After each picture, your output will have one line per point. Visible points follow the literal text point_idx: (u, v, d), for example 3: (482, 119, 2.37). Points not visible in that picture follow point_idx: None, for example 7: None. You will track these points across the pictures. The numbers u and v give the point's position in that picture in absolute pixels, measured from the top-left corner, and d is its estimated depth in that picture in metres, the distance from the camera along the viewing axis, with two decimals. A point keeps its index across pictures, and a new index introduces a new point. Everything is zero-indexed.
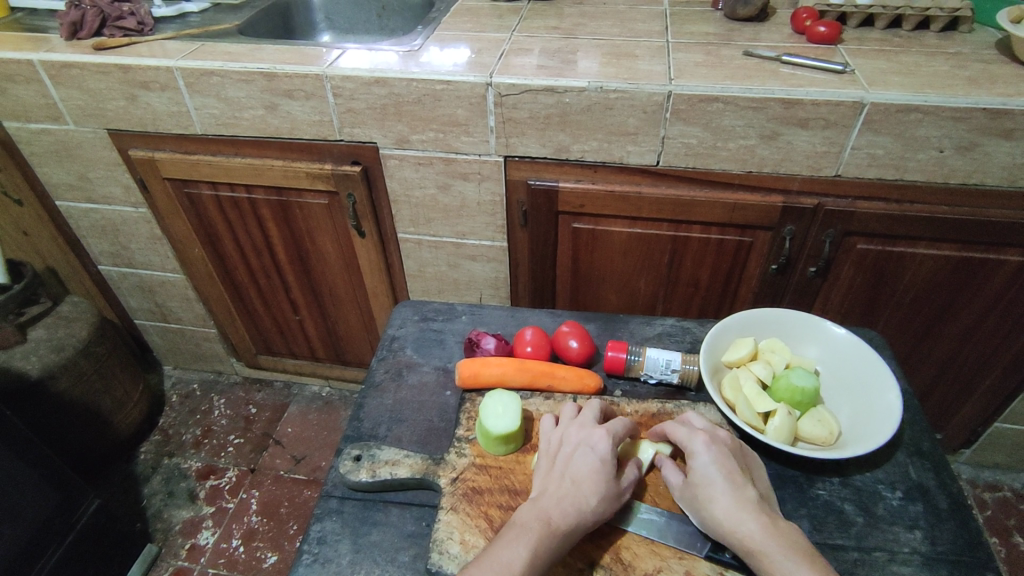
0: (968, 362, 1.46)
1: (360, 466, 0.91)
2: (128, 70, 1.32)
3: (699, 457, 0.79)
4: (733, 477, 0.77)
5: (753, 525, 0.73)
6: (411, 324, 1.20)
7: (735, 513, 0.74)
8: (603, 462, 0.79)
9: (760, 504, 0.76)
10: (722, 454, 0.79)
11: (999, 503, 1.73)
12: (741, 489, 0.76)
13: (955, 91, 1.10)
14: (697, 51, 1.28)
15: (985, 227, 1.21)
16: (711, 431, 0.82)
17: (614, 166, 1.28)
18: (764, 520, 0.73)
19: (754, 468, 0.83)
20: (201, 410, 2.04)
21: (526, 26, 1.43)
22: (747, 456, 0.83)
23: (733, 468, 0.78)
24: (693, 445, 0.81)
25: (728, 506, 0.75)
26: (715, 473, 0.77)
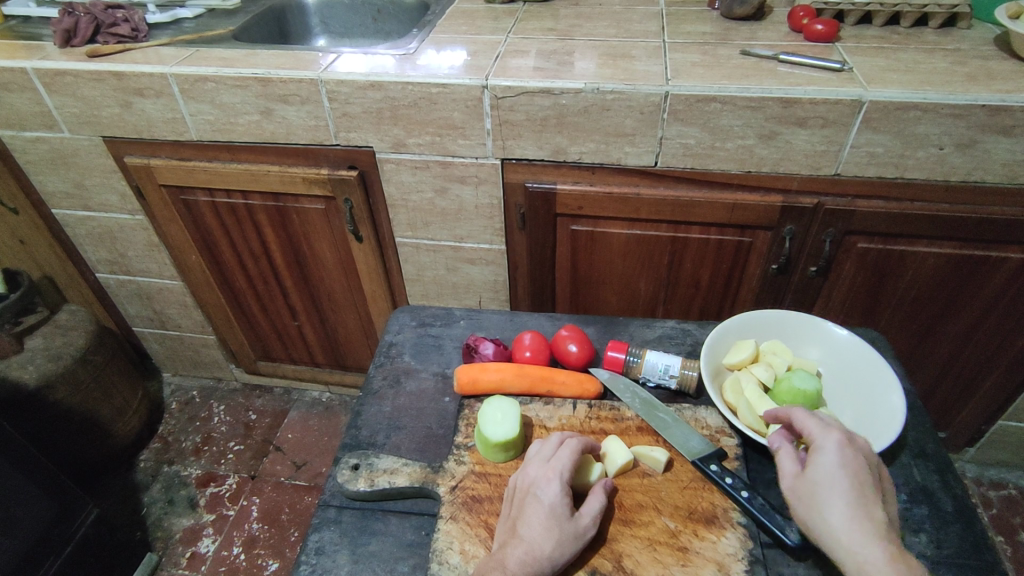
0: (993, 377, 1.15)
1: (358, 474, 0.62)
2: (50, 65, 1.04)
3: (823, 455, 0.55)
4: (868, 496, 0.53)
5: (874, 546, 0.49)
6: (408, 331, 0.81)
7: (854, 527, 0.51)
8: (555, 507, 0.55)
9: (895, 538, 0.51)
10: (859, 465, 0.55)
11: (1010, 504, 1.34)
12: (871, 509, 0.52)
13: (953, 87, 0.85)
14: (692, 51, 1.00)
15: (984, 226, 0.94)
16: (845, 429, 0.58)
17: (612, 168, 1.00)
18: (894, 551, 0.49)
19: (889, 496, 0.56)
20: (203, 416, 1.58)
21: (521, 28, 1.13)
22: (883, 478, 0.56)
23: (868, 487, 0.53)
24: (822, 441, 0.56)
25: (846, 518, 0.51)
26: (843, 479, 0.53)
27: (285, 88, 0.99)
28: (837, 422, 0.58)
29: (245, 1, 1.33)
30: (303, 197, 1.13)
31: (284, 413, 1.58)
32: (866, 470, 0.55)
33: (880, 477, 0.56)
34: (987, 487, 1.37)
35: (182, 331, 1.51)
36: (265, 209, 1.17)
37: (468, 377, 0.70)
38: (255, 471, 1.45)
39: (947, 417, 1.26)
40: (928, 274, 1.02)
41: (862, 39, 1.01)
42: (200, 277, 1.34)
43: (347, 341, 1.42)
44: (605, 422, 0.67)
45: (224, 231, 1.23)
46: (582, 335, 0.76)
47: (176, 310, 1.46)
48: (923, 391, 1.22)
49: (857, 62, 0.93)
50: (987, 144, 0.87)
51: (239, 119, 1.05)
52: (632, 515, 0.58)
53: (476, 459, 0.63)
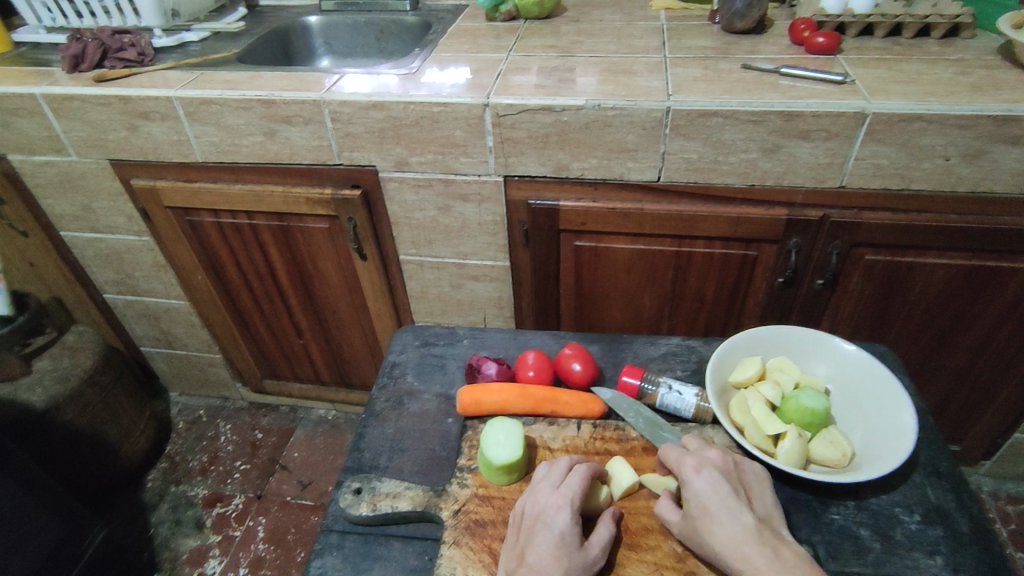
0: (1010, 387, 1.12)
1: (360, 499, 0.61)
2: None
3: (688, 482, 0.55)
4: (733, 500, 0.54)
5: (759, 562, 0.50)
6: (410, 351, 0.80)
7: (735, 544, 0.51)
8: (565, 536, 0.52)
9: (767, 535, 0.52)
10: (720, 476, 0.55)
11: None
12: (742, 515, 0.53)
13: (851, 65, 0.97)
14: (573, 39, 1.16)
15: (994, 235, 0.92)
16: (700, 449, 0.58)
17: (559, 180, 1.01)
18: (774, 555, 0.50)
19: (762, 495, 0.56)
20: (210, 435, 1.58)
21: (411, 39, 1.38)
22: (748, 478, 0.57)
23: (734, 495, 0.54)
24: (684, 472, 0.56)
25: (727, 538, 0.51)
26: (710, 498, 0.54)
27: (288, 110, 1.00)
28: (692, 446, 0.59)
29: (250, 23, 1.35)
30: (307, 216, 1.14)
31: (289, 432, 1.58)
32: (727, 481, 0.56)
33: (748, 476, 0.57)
34: (1005, 502, 1.31)
35: (188, 350, 1.52)
36: (270, 229, 1.17)
37: (470, 398, 0.69)
38: (261, 490, 1.44)
39: (963, 429, 1.23)
40: (937, 285, 1.00)
41: (864, 50, 1.01)
42: (206, 296, 1.35)
43: (353, 359, 1.42)
44: (609, 443, 0.64)
45: (230, 251, 1.24)
46: (586, 354, 0.74)
47: (182, 330, 1.46)
48: (934, 404, 1.20)
49: (860, 75, 0.93)
50: (994, 153, 0.86)
51: (243, 140, 1.06)
52: (639, 539, 0.56)
53: (479, 482, 0.61)
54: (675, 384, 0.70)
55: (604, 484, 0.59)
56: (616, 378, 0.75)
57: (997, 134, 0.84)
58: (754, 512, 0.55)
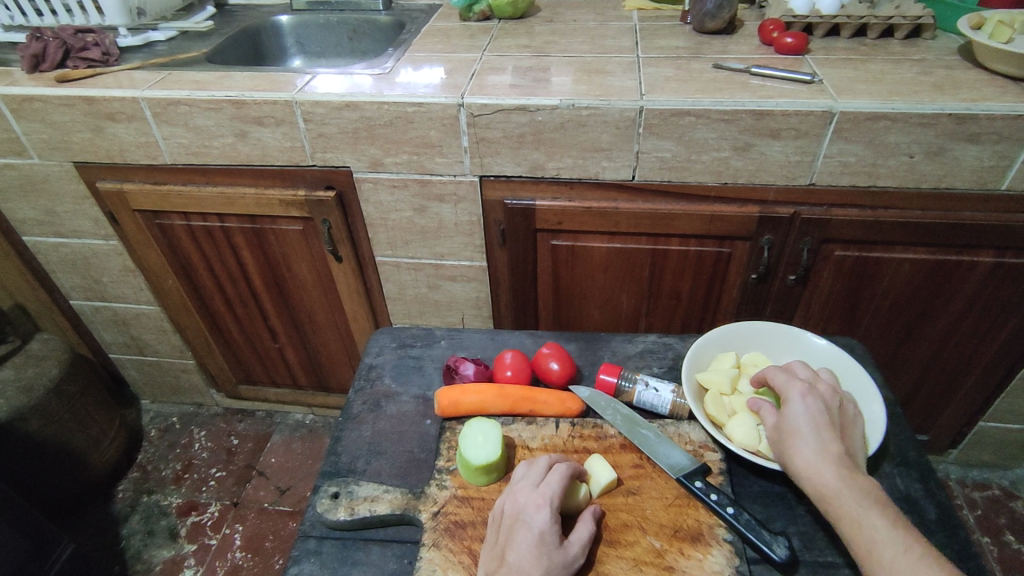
0: (974, 378, 1.16)
1: (338, 503, 0.60)
2: None
3: (788, 406, 0.60)
4: (828, 426, 0.58)
5: (832, 474, 0.54)
6: (388, 353, 0.79)
7: (814, 462, 0.56)
8: (545, 535, 0.53)
9: (849, 459, 0.56)
10: (819, 403, 0.60)
11: (990, 503, 1.33)
12: (830, 438, 0.57)
13: (819, 64, 0.99)
14: (547, 38, 1.16)
15: (957, 230, 0.95)
16: (810, 380, 0.62)
17: (534, 180, 1.01)
18: (849, 475, 0.54)
19: (852, 429, 0.60)
20: (183, 443, 1.55)
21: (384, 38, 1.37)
22: (847, 415, 0.61)
23: (830, 422, 0.58)
24: (788, 396, 0.61)
25: (809, 455, 0.56)
26: (805, 422, 0.58)
27: (259, 110, 0.99)
28: (803, 375, 0.63)
29: (219, 22, 1.33)
30: (281, 218, 1.12)
31: (266, 437, 1.55)
32: (829, 410, 0.60)
33: (845, 411, 0.61)
34: (972, 488, 1.35)
35: (160, 356, 1.48)
36: (242, 231, 1.15)
37: (448, 399, 0.68)
38: (237, 498, 1.42)
39: (930, 419, 1.27)
40: (904, 279, 1.03)
41: (831, 51, 1.03)
42: (177, 301, 1.32)
43: (330, 362, 1.40)
44: (588, 441, 0.65)
45: (201, 255, 1.21)
46: (564, 352, 0.75)
47: (153, 336, 1.43)
48: (903, 395, 1.23)
49: (827, 74, 0.95)
50: (956, 151, 0.88)
51: (213, 142, 1.04)
52: (617, 535, 0.57)
53: (458, 483, 0.61)
54: (651, 381, 0.71)
55: (584, 482, 0.59)
56: (593, 376, 0.76)
57: (958, 133, 0.87)
58: (847, 442, 0.59)
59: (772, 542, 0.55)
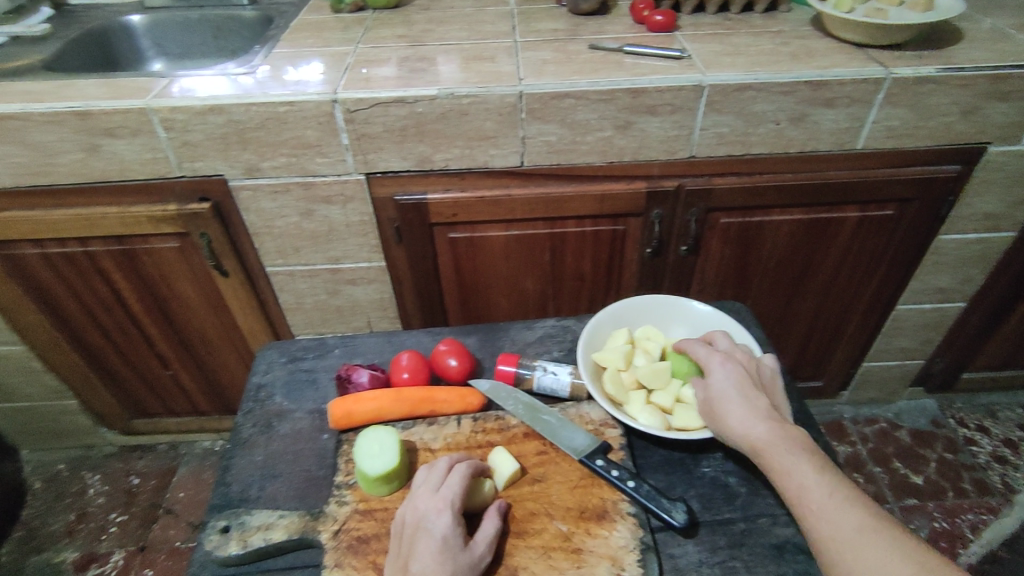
0: (853, 324, 1.25)
1: (229, 537, 0.56)
2: None
3: (713, 376, 0.63)
4: (750, 388, 0.61)
5: (760, 431, 0.57)
6: (278, 369, 0.75)
7: (745, 421, 0.58)
8: (448, 539, 0.51)
9: (774, 415, 0.59)
10: (740, 369, 0.63)
11: (880, 435, 1.45)
12: (753, 398, 0.60)
13: (690, 40, 1.02)
14: (425, 27, 1.13)
15: (824, 189, 1.02)
16: (729, 349, 0.66)
17: (423, 173, 0.98)
18: (778, 427, 0.57)
19: (775, 388, 0.63)
20: (75, 490, 1.41)
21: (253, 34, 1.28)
22: (768, 373, 0.64)
23: (752, 385, 0.61)
24: (710, 365, 0.64)
25: (738, 416, 0.59)
26: (730, 387, 0.61)
27: (110, 121, 0.90)
28: (723, 346, 0.66)
29: (59, 25, 1.20)
30: (152, 236, 1.03)
31: (171, 471, 1.45)
32: (750, 373, 0.63)
33: (766, 373, 0.64)
34: (863, 424, 1.47)
35: (34, 400, 1.34)
36: (110, 254, 1.05)
37: (342, 411, 0.65)
38: (144, 541, 1.31)
39: (821, 365, 1.36)
40: (784, 239, 1.09)
41: (699, 27, 1.07)
42: (45, 337, 1.19)
43: (231, 383, 1.32)
44: (491, 434, 0.64)
45: (65, 283, 1.10)
46: (461, 347, 0.73)
47: (23, 379, 1.29)
48: (795, 347, 1.31)
49: (696, 49, 0.98)
50: (815, 116, 0.94)
51: (61, 159, 0.94)
52: (524, 525, 0.56)
53: (359, 496, 0.58)
54: (550, 365, 0.71)
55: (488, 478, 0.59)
56: (494, 367, 0.75)
57: (815, 98, 0.92)
58: (773, 400, 0.62)
59: (671, 508, 0.56)
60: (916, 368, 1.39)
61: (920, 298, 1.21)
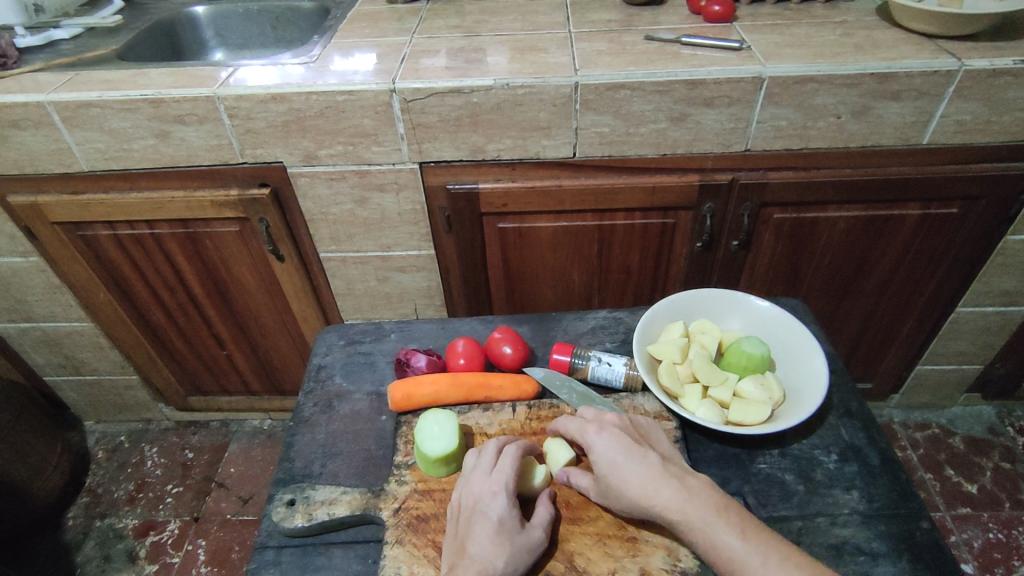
0: (909, 325, 1.21)
1: (294, 510, 0.59)
2: None
3: (592, 446, 0.57)
4: (627, 452, 0.56)
5: (670, 497, 0.53)
6: (337, 352, 0.77)
7: (647, 488, 0.53)
8: (503, 521, 0.53)
9: (680, 474, 0.55)
10: (607, 433, 0.58)
11: (932, 441, 1.40)
12: (643, 461, 0.55)
13: (750, 30, 1.00)
14: (478, 17, 1.14)
15: (886, 185, 0.99)
16: (596, 414, 0.60)
17: (475, 163, 0.99)
18: (683, 486, 0.53)
19: (663, 438, 0.60)
20: (134, 462, 1.48)
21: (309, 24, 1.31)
22: (641, 427, 0.60)
23: (625, 447, 0.56)
24: (584, 438, 0.58)
25: (639, 484, 0.54)
26: (616, 455, 0.56)
27: (180, 108, 0.93)
28: (589, 413, 0.61)
29: (128, 16, 1.24)
30: (214, 220, 1.07)
31: (223, 447, 1.50)
32: (620, 434, 0.58)
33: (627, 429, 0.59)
34: (913, 429, 1.42)
35: (99, 374, 1.41)
36: (174, 237, 1.10)
37: (401, 393, 0.67)
38: (198, 512, 1.37)
39: (872, 367, 1.32)
40: (840, 236, 1.07)
41: (758, 17, 1.04)
42: (113, 316, 1.25)
43: (282, 364, 1.36)
44: (546, 422, 0.65)
45: (134, 265, 1.15)
46: (516, 335, 0.74)
47: (90, 353, 1.36)
48: (847, 348, 1.28)
49: (755, 41, 0.96)
50: (879, 109, 0.91)
51: (133, 145, 0.98)
52: (579, 512, 0.57)
53: (418, 477, 0.60)
54: (605, 356, 0.71)
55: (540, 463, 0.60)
56: (547, 357, 0.76)
57: (880, 91, 0.90)
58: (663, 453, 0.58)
59: None
60: (974, 373, 1.34)
61: (984, 300, 1.17)
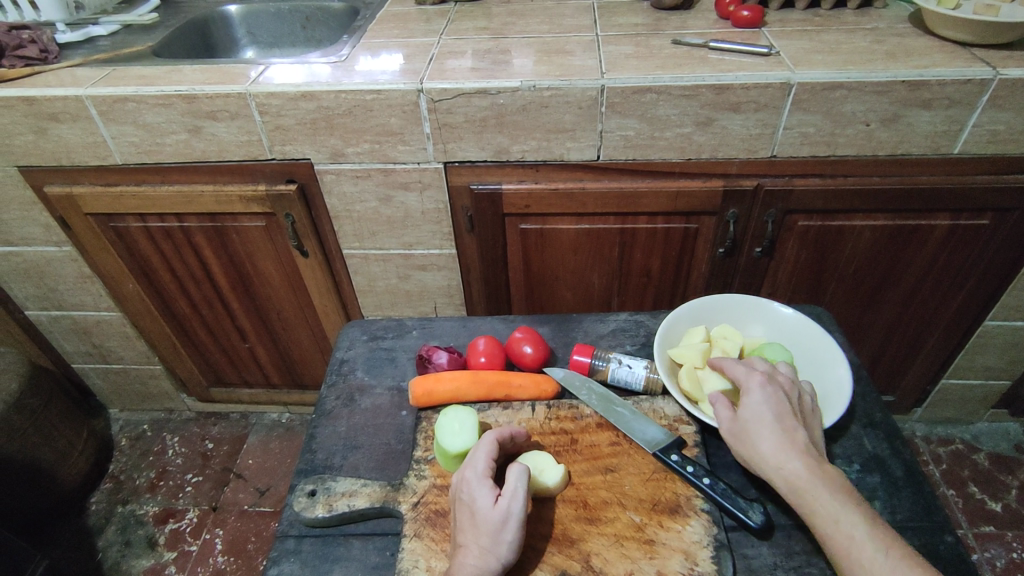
0: (935, 337, 1.19)
1: (316, 501, 0.59)
2: None
3: (749, 395, 0.59)
4: (782, 415, 0.57)
5: (800, 470, 0.54)
6: (360, 346, 0.78)
7: (779, 455, 0.55)
8: (480, 501, 0.54)
9: (815, 454, 0.55)
10: (772, 390, 0.59)
11: (955, 457, 1.38)
12: (790, 429, 0.56)
13: (779, 36, 0.99)
14: (505, 19, 1.14)
15: (915, 195, 0.97)
16: (768, 368, 0.62)
17: (499, 164, 1.00)
18: (817, 465, 0.54)
19: (815, 417, 0.60)
20: (156, 450, 1.51)
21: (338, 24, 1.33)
22: (806, 401, 0.61)
23: (785, 411, 0.58)
24: (748, 384, 0.60)
25: (776, 446, 0.56)
26: (768, 411, 0.57)
27: (212, 105, 0.95)
28: (761, 364, 0.62)
29: (164, 14, 1.27)
30: (241, 215, 1.09)
31: (242, 439, 1.53)
32: (787, 398, 0.59)
33: (795, 394, 0.60)
34: (936, 444, 1.40)
35: (125, 363, 1.44)
36: (202, 230, 1.12)
37: (422, 389, 0.68)
38: (216, 501, 1.39)
39: (896, 379, 1.30)
40: (866, 245, 1.05)
41: (787, 23, 1.04)
42: (141, 306, 1.28)
43: (302, 359, 1.38)
44: (565, 422, 0.65)
45: (163, 257, 1.18)
46: (536, 335, 0.75)
47: (117, 343, 1.39)
48: (870, 359, 1.26)
49: (784, 46, 0.96)
50: (910, 117, 0.90)
51: (166, 139, 1.00)
52: (597, 513, 0.57)
53: (437, 472, 0.61)
54: (625, 358, 0.72)
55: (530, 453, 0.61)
56: (568, 358, 0.76)
57: (910, 99, 0.88)
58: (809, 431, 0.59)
59: (748, 508, 0.57)
60: (1000, 388, 1.31)
61: (1014, 314, 1.14)
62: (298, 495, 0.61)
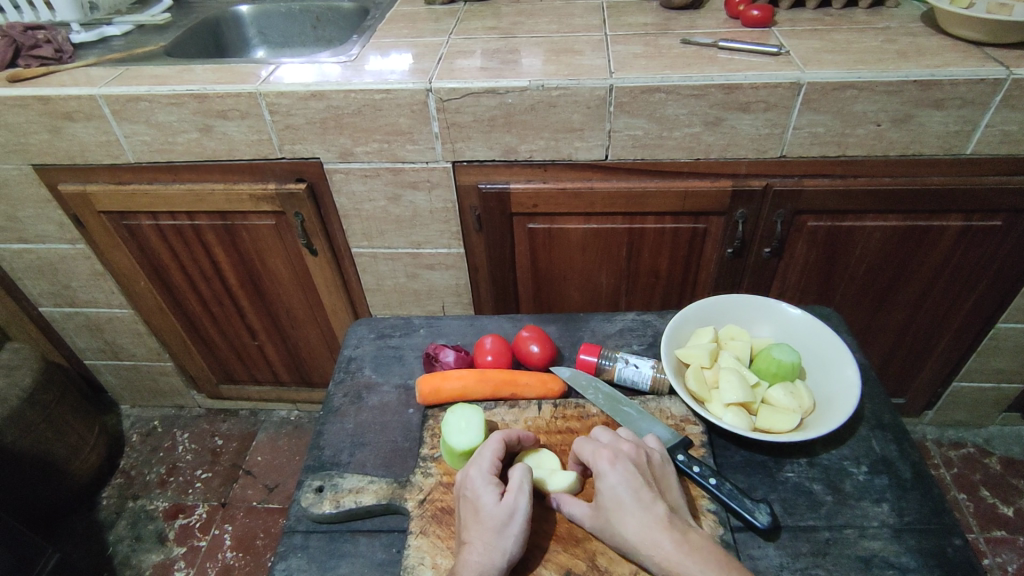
0: (946, 339, 1.18)
1: (323, 497, 0.60)
2: None
3: (602, 475, 0.55)
4: (641, 493, 0.53)
5: (669, 549, 0.51)
6: (367, 344, 0.79)
7: (646, 538, 0.51)
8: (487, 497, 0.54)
9: (682, 528, 0.52)
10: (607, 466, 0.55)
11: (966, 460, 1.36)
12: (653, 506, 0.53)
13: (789, 35, 0.99)
14: (514, 19, 1.15)
15: (926, 195, 0.96)
16: (612, 442, 0.58)
17: (506, 164, 1.00)
18: (685, 542, 0.51)
19: (675, 487, 0.57)
20: (166, 446, 1.53)
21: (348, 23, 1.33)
22: (656, 468, 0.57)
23: (642, 487, 0.54)
24: (595, 465, 0.56)
25: (641, 526, 0.52)
26: (625, 494, 0.53)
27: (223, 104, 0.96)
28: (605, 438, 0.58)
29: (177, 15, 1.29)
30: (251, 213, 1.10)
31: (251, 436, 1.54)
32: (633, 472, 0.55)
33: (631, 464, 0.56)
34: (947, 447, 1.38)
35: (137, 360, 1.46)
36: (213, 228, 1.13)
37: (429, 388, 0.68)
38: (225, 498, 1.41)
39: (906, 382, 1.29)
40: (875, 246, 1.05)
41: (797, 22, 1.03)
42: (151, 303, 1.29)
43: (311, 356, 1.39)
44: (571, 421, 0.65)
45: (173, 256, 1.19)
46: (543, 334, 0.75)
47: (129, 339, 1.40)
48: (880, 361, 1.25)
49: (794, 46, 0.95)
50: (921, 117, 0.90)
51: (177, 138, 1.01)
52: None
53: (443, 470, 0.61)
54: (632, 358, 0.72)
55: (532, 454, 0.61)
56: (574, 357, 0.76)
57: (921, 99, 0.88)
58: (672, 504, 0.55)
59: (754, 509, 0.57)
60: (1012, 391, 1.30)
61: None
62: (306, 491, 0.61)
